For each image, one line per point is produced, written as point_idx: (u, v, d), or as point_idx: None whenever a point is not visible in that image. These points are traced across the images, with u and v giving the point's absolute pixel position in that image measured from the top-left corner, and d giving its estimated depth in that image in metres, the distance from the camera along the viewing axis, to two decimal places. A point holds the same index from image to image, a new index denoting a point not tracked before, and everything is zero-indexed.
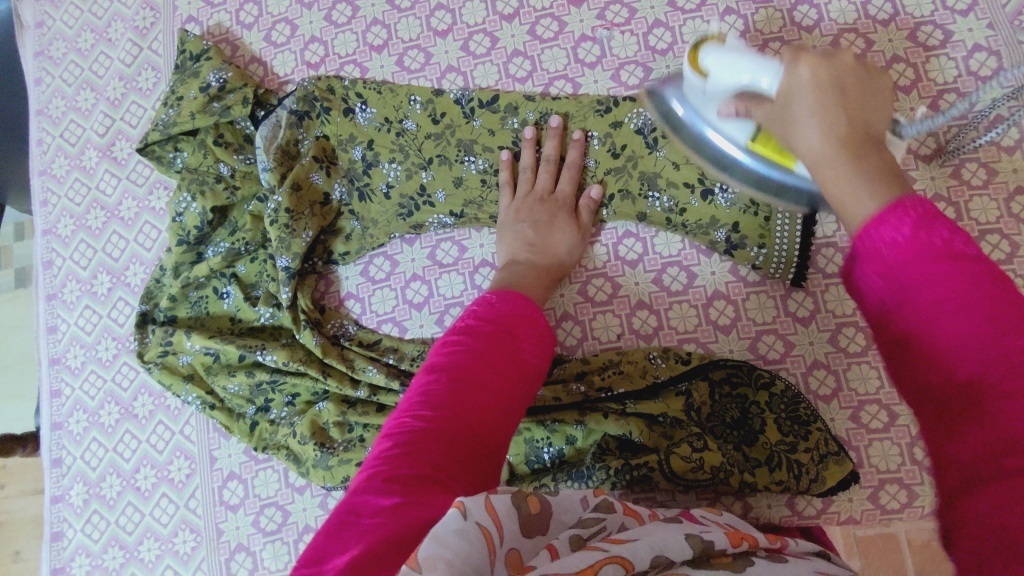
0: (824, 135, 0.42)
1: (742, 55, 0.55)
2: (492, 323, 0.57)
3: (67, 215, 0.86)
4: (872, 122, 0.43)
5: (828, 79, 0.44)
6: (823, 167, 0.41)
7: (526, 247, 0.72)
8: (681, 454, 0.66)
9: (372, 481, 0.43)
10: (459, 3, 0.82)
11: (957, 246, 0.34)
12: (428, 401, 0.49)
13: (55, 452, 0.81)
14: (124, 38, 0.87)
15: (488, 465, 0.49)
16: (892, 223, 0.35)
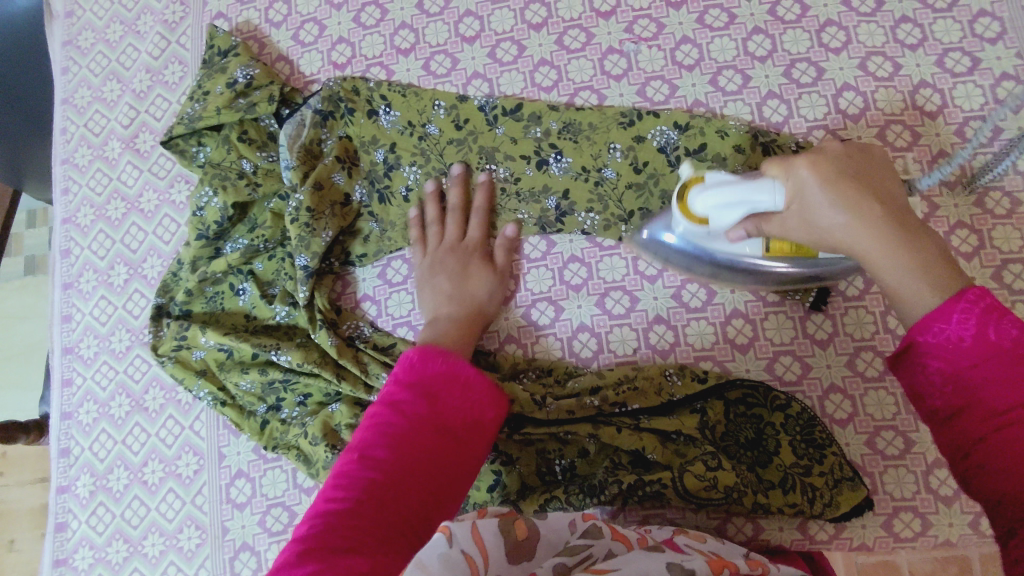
0: (863, 228, 0.53)
1: (729, 188, 0.60)
2: (412, 387, 0.57)
3: (87, 205, 0.86)
4: (893, 193, 0.56)
5: (828, 170, 0.55)
6: (871, 259, 0.52)
7: (447, 300, 0.73)
8: (695, 472, 0.65)
9: (286, 562, 0.43)
10: (488, 11, 0.83)
11: (1022, 345, 0.44)
12: (344, 483, 0.49)
13: (63, 441, 0.81)
14: (153, 31, 0.88)
15: (413, 531, 0.50)
16: (958, 323, 0.45)
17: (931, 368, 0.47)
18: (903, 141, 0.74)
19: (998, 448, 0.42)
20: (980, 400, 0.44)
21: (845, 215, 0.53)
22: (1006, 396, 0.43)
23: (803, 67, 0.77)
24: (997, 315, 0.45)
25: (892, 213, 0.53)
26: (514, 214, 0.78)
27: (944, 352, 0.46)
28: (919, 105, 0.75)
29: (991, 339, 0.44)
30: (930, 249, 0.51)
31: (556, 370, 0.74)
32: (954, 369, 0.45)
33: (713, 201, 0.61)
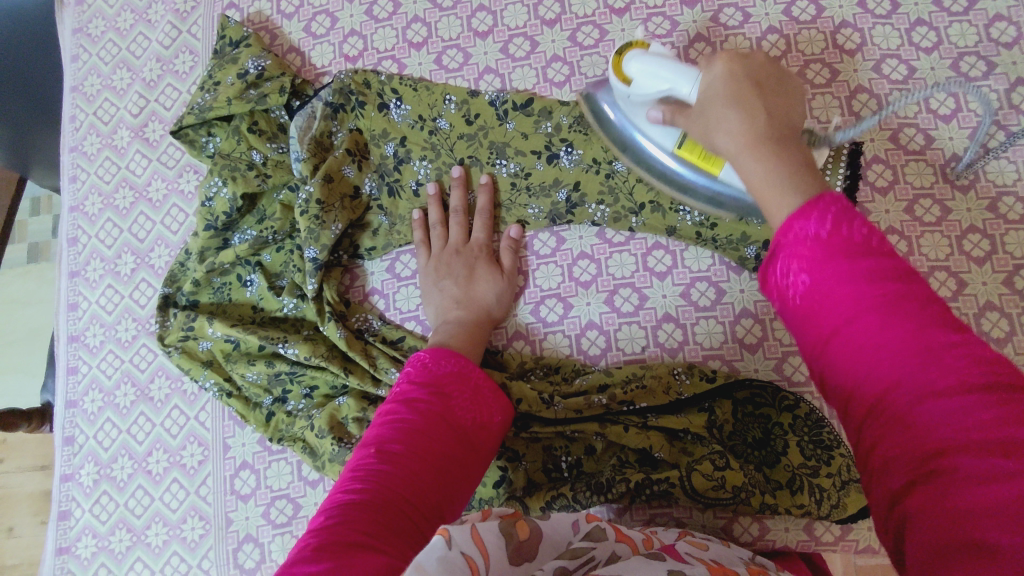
0: (744, 121, 0.51)
1: (660, 63, 0.62)
2: (425, 387, 0.59)
3: (95, 193, 0.85)
4: (791, 111, 0.53)
5: (739, 70, 0.54)
6: (744, 153, 0.50)
7: (454, 304, 0.73)
8: (703, 471, 0.65)
9: (300, 554, 0.40)
10: (501, 6, 0.82)
11: (873, 241, 0.40)
12: (362, 474, 0.48)
13: (68, 430, 0.81)
14: (164, 20, 0.87)
15: (426, 525, 0.49)
16: (811, 220, 0.42)
17: (794, 269, 0.42)
18: (915, 145, 0.74)
19: (853, 347, 0.38)
20: (828, 300, 0.40)
21: (736, 115, 0.52)
22: (862, 293, 0.38)
23: (817, 68, 0.77)
24: (850, 213, 0.41)
25: (777, 119, 0.51)
26: (523, 209, 0.77)
27: (802, 252, 0.41)
28: (933, 108, 0.74)
29: (844, 235, 0.40)
30: (806, 162, 0.48)
31: (564, 368, 0.74)
32: (811, 265, 0.41)
33: (642, 70, 0.63)
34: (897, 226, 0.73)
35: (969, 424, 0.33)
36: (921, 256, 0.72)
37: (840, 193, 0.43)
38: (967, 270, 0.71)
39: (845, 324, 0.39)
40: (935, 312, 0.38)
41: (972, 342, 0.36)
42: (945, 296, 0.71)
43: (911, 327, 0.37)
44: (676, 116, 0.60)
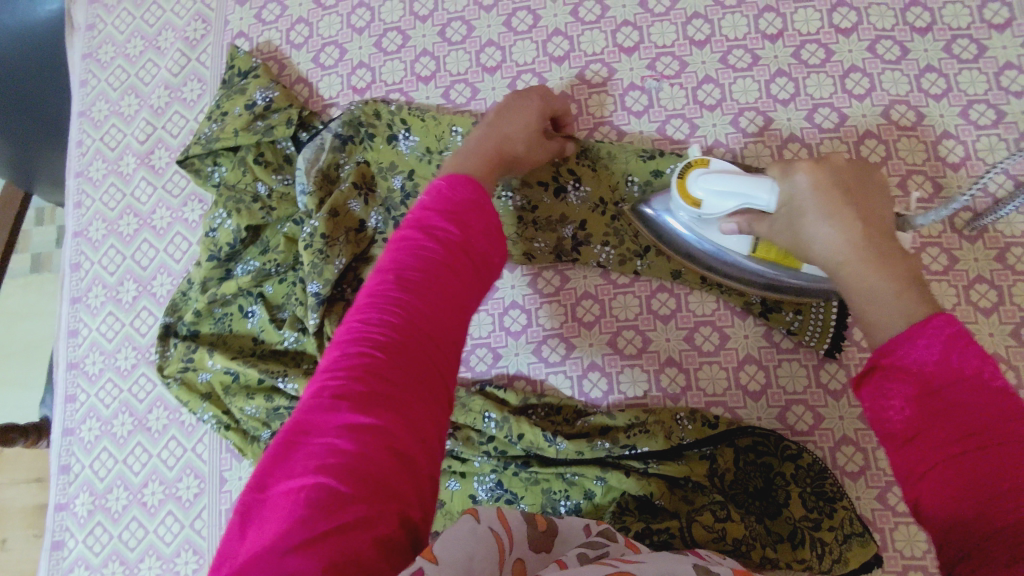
0: (838, 235, 0.50)
1: (728, 180, 0.62)
2: (442, 212, 0.54)
3: (100, 219, 0.85)
4: (878, 210, 0.52)
5: (825, 178, 0.53)
6: (843, 266, 0.49)
7: (487, 127, 0.66)
8: (703, 522, 0.64)
9: (319, 401, 0.43)
10: (510, 41, 0.82)
11: (988, 373, 0.39)
12: (379, 303, 0.48)
13: (64, 458, 0.80)
14: (173, 48, 0.88)
15: (449, 355, 0.50)
16: (923, 343, 0.40)
17: (892, 390, 0.41)
18: (924, 192, 0.74)
19: (975, 488, 0.36)
20: (941, 427, 0.38)
21: (831, 226, 0.50)
22: (974, 427, 0.37)
23: (825, 112, 0.77)
24: (966, 339, 0.39)
25: (872, 228, 0.49)
26: (528, 243, 0.76)
27: (907, 375, 0.41)
28: (941, 156, 0.74)
29: (955, 363, 0.39)
30: (912, 271, 0.46)
31: (565, 409, 0.73)
32: (919, 393, 0.40)
33: (710, 189, 0.64)
34: None
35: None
36: None
37: (949, 311, 0.41)
38: (974, 321, 0.71)
39: (955, 460, 0.37)
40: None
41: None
42: None
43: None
44: (754, 226, 0.61)
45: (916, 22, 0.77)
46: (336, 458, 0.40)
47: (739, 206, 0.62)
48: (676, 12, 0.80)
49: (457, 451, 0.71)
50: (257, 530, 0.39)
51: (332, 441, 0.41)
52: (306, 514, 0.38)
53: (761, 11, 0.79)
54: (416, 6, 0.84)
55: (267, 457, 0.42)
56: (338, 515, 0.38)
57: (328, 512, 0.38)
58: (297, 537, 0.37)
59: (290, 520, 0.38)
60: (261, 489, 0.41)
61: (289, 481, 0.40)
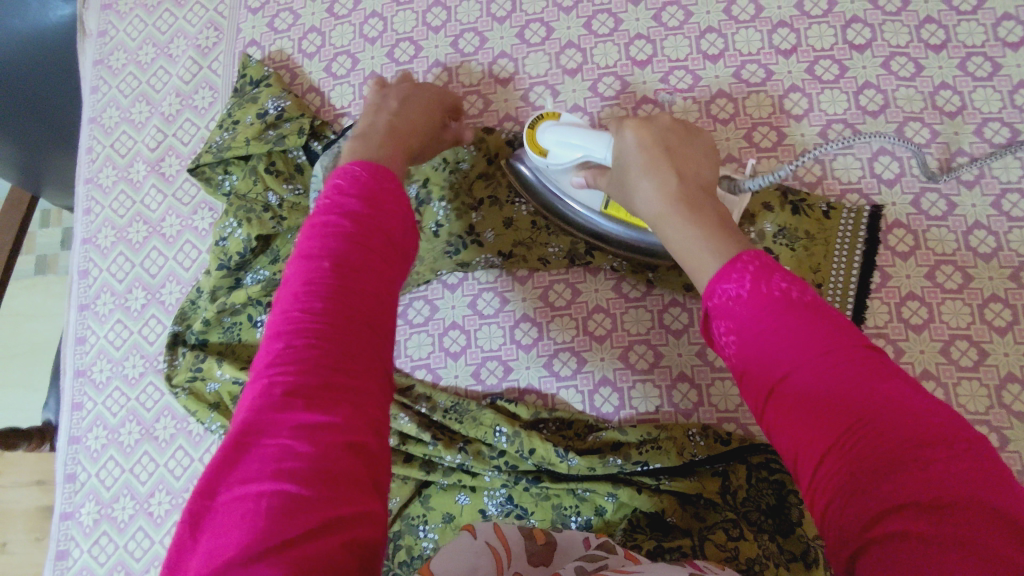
0: (658, 190, 0.56)
1: (572, 132, 0.66)
2: (360, 198, 0.51)
3: (109, 226, 0.85)
4: (694, 168, 0.58)
5: (648, 138, 0.59)
6: (663, 220, 0.55)
7: (390, 114, 0.66)
8: (716, 540, 0.64)
9: (269, 400, 0.42)
10: (522, 53, 0.82)
11: (793, 295, 0.44)
12: (317, 287, 0.46)
13: (69, 467, 0.79)
14: (185, 56, 0.88)
15: (389, 335, 0.49)
16: (733, 280, 0.46)
17: (722, 330, 0.46)
18: (937, 210, 0.73)
19: (807, 405, 0.40)
20: (773, 359, 0.43)
21: (651, 182, 0.57)
22: (796, 348, 0.42)
23: (839, 128, 0.76)
24: (768, 271, 0.46)
25: (684, 184, 0.56)
26: (544, 248, 0.76)
27: (730, 312, 0.46)
28: (955, 173, 0.74)
29: (764, 291, 0.45)
30: (715, 220, 0.53)
31: (576, 424, 0.73)
32: (743, 329, 0.45)
33: (556, 139, 0.67)
34: (917, 291, 0.72)
35: (940, 458, 0.35)
36: (942, 324, 0.71)
37: (756, 249, 0.48)
38: (988, 340, 0.70)
39: (792, 389, 0.41)
40: (878, 365, 0.40)
41: (920, 397, 0.39)
42: (965, 365, 0.70)
43: (858, 385, 0.39)
44: (598, 179, 0.65)
45: (931, 39, 0.77)
46: (294, 458, 0.39)
47: (582, 159, 0.66)
48: (690, 25, 0.80)
49: (468, 465, 0.70)
50: (213, 538, 0.37)
51: (287, 441, 0.40)
52: (270, 520, 0.37)
53: (775, 27, 0.79)
54: (429, 17, 0.84)
55: (218, 463, 0.40)
56: (308, 520, 0.37)
57: (297, 515, 0.37)
58: (264, 545, 0.36)
59: (254, 530, 0.36)
60: (213, 498, 0.39)
61: (246, 486, 0.39)
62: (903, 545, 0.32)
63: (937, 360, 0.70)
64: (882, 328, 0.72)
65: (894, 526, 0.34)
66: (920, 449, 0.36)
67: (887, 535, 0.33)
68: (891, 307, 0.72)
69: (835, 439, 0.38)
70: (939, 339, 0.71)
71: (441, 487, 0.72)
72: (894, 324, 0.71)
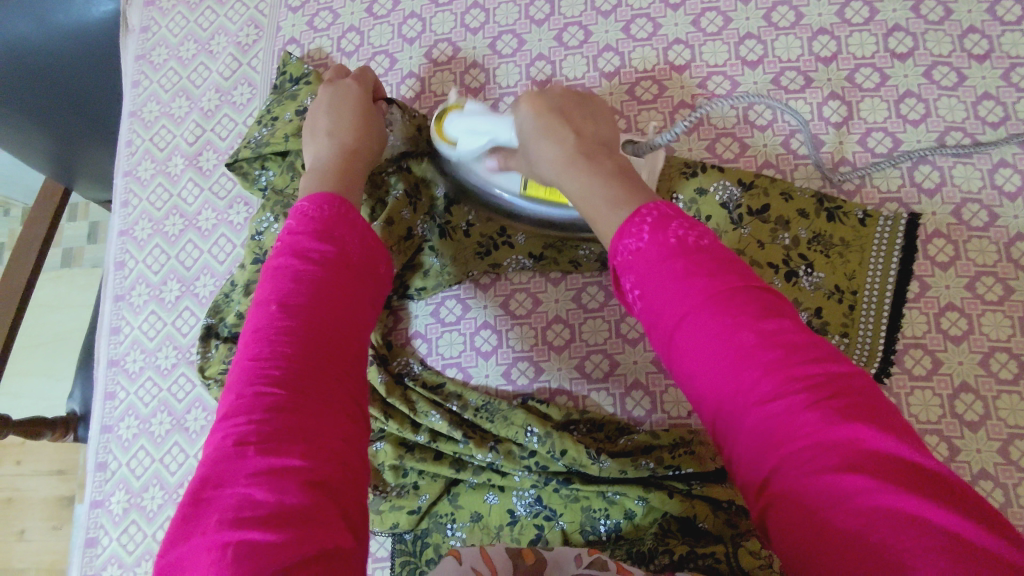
0: (556, 149, 0.57)
1: (476, 120, 0.67)
2: (311, 233, 0.56)
3: (146, 218, 0.86)
4: (591, 128, 0.59)
5: (543, 106, 0.60)
6: (567, 172, 0.56)
7: (325, 136, 0.69)
8: (750, 548, 0.62)
9: (224, 451, 0.44)
10: (560, 56, 0.82)
11: (684, 245, 0.45)
12: (266, 335, 0.49)
13: (101, 455, 0.80)
14: (225, 52, 0.89)
15: (345, 371, 0.51)
16: (634, 236, 0.47)
17: (631, 289, 0.47)
18: (979, 221, 0.72)
19: (701, 355, 0.42)
20: (665, 309, 0.44)
21: (549, 143, 0.57)
22: (688, 299, 0.43)
23: (879, 137, 0.76)
24: (662, 224, 0.47)
25: (584, 142, 0.57)
26: (574, 250, 0.76)
27: (635, 266, 0.46)
28: (998, 184, 0.73)
29: (659, 244, 0.46)
30: (616, 171, 0.54)
31: (607, 426, 0.72)
32: (643, 284, 0.45)
33: (462, 130, 0.68)
34: (957, 302, 0.71)
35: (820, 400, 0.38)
36: (982, 335, 0.70)
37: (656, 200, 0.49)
38: None
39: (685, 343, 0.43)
40: (761, 306, 0.42)
41: (795, 334, 0.41)
42: (1005, 378, 0.69)
43: (746, 336, 0.41)
44: (508, 162, 0.67)
45: (974, 49, 0.76)
46: (251, 504, 0.41)
47: (490, 144, 0.68)
48: (729, 31, 0.80)
49: (498, 464, 0.70)
50: None
51: (242, 490, 0.42)
52: (231, 566, 0.37)
53: (815, 34, 0.79)
54: (467, 18, 0.85)
55: (179, 521, 0.42)
56: (268, 558, 0.38)
57: (259, 556, 0.38)
58: None
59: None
60: (182, 546, 0.41)
61: (208, 535, 0.40)
62: (801, 499, 0.36)
63: (976, 372, 0.69)
64: (920, 338, 0.71)
65: (783, 481, 0.37)
66: (798, 396, 0.38)
67: (787, 492, 0.37)
68: (930, 318, 0.71)
69: (726, 395, 0.41)
70: (979, 351, 0.70)
71: (470, 485, 0.72)
72: (933, 334, 0.71)
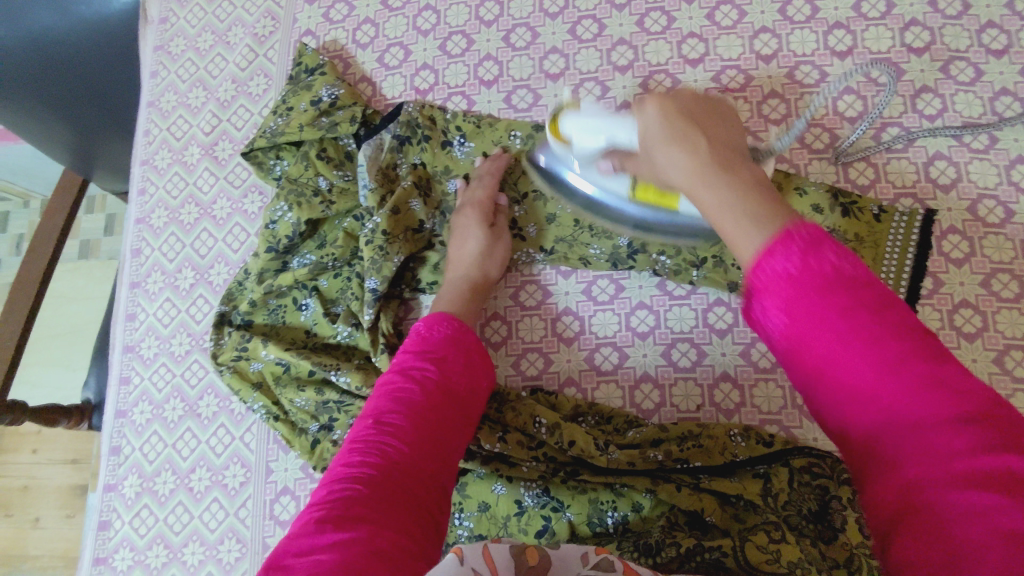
0: (691, 159, 0.48)
1: (597, 118, 0.62)
2: (422, 353, 0.61)
3: (162, 207, 0.87)
4: (725, 140, 0.51)
5: (671, 108, 0.52)
6: (698, 185, 0.47)
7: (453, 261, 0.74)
8: (757, 542, 0.60)
9: (306, 526, 0.45)
10: (574, 49, 0.82)
11: (844, 270, 0.39)
12: (365, 444, 0.52)
13: (115, 439, 0.81)
14: (242, 43, 0.90)
15: (428, 489, 0.52)
16: (781, 255, 0.40)
17: (767, 309, 0.41)
18: (995, 217, 0.72)
19: (855, 389, 0.38)
20: (812, 339, 0.39)
21: (682, 154, 0.49)
22: (841, 325, 0.38)
23: (894, 132, 0.75)
24: (817, 247, 0.40)
25: (723, 155, 0.48)
26: (585, 248, 0.76)
27: (776, 289, 0.40)
28: (1015, 180, 0.72)
29: (811, 269, 0.39)
30: (759, 184, 0.46)
31: (615, 419, 0.72)
32: (787, 305, 0.40)
33: (578, 127, 0.63)
34: (971, 299, 0.70)
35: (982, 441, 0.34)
36: (997, 333, 0.69)
37: (802, 218, 0.42)
38: None
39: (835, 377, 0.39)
40: (922, 341, 0.37)
41: (960, 375, 0.36)
42: (1020, 376, 0.68)
43: (896, 347, 0.37)
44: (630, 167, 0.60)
45: (992, 44, 0.75)
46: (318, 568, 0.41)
47: (607, 145, 0.61)
48: (744, 25, 0.80)
49: (507, 454, 0.70)
50: None
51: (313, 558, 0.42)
52: None
53: (831, 28, 0.78)
54: (482, 11, 0.85)
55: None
56: None
57: None
58: None
59: None
60: None
61: None
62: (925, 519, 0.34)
63: (990, 370, 0.68)
64: (933, 335, 0.70)
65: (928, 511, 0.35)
66: (938, 430, 0.35)
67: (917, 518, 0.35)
68: (943, 315, 0.70)
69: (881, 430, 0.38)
70: (994, 348, 0.69)
71: (478, 475, 0.71)
72: (946, 331, 0.70)
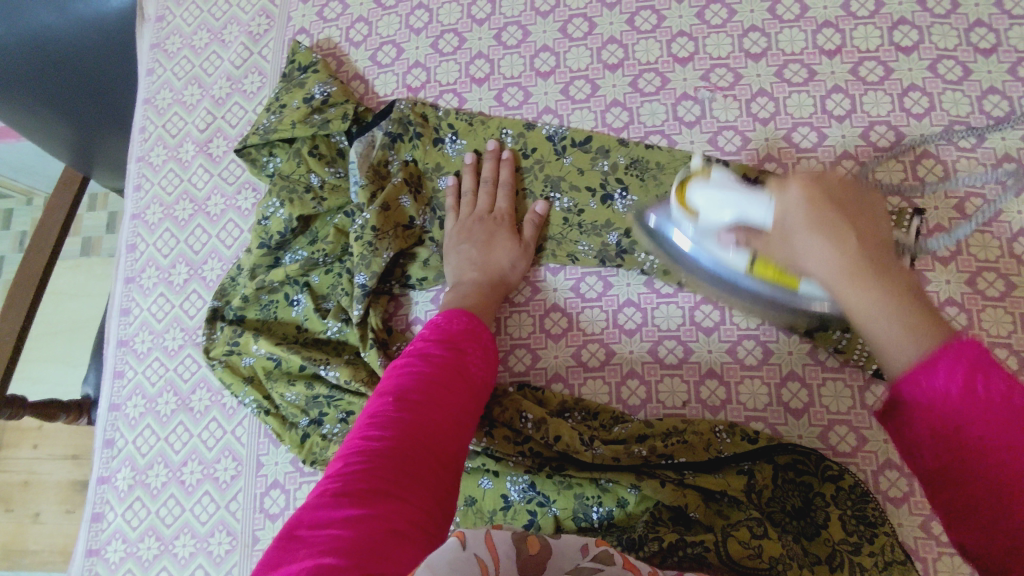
0: (841, 257, 0.48)
1: (727, 192, 0.60)
2: (438, 341, 0.62)
3: (157, 203, 0.88)
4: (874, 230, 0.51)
5: (818, 194, 0.51)
6: (851, 287, 0.47)
7: (471, 266, 0.74)
8: (739, 537, 0.60)
9: (323, 498, 0.45)
10: (564, 48, 0.83)
11: (1016, 399, 0.38)
12: (380, 421, 0.52)
13: (108, 433, 0.82)
14: (237, 41, 0.91)
15: (441, 469, 0.53)
16: (944, 373, 0.39)
17: (917, 422, 0.41)
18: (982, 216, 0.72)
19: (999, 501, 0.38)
20: (963, 460, 0.39)
21: (828, 244, 0.49)
22: (996, 447, 0.38)
23: (882, 130, 0.75)
24: (984, 369, 0.39)
25: (871, 255, 0.48)
26: (573, 245, 0.77)
27: (933, 407, 0.40)
28: (1002, 179, 0.72)
29: (976, 393, 0.38)
30: (912, 291, 0.46)
31: (602, 415, 0.73)
32: (936, 424, 0.40)
33: (707, 200, 0.62)
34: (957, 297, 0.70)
35: None
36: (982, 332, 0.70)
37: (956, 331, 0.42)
38: None
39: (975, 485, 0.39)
40: None
41: None
42: None
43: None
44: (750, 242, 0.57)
45: (981, 43, 0.76)
46: (336, 540, 0.41)
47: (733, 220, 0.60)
48: (734, 24, 0.80)
49: (492, 449, 0.71)
50: None
51: (332, 530, 0.42)
52: None
53: (820, 27, 0.79)
54: (473, 10, 0.86)
55: (275, 551, 0.42)
56: None
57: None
58: None
59: None
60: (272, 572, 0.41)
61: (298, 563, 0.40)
62: None
63: None
64: None
65: None
66: None
67: None
68: None
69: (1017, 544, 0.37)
70: None
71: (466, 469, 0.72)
72: None
